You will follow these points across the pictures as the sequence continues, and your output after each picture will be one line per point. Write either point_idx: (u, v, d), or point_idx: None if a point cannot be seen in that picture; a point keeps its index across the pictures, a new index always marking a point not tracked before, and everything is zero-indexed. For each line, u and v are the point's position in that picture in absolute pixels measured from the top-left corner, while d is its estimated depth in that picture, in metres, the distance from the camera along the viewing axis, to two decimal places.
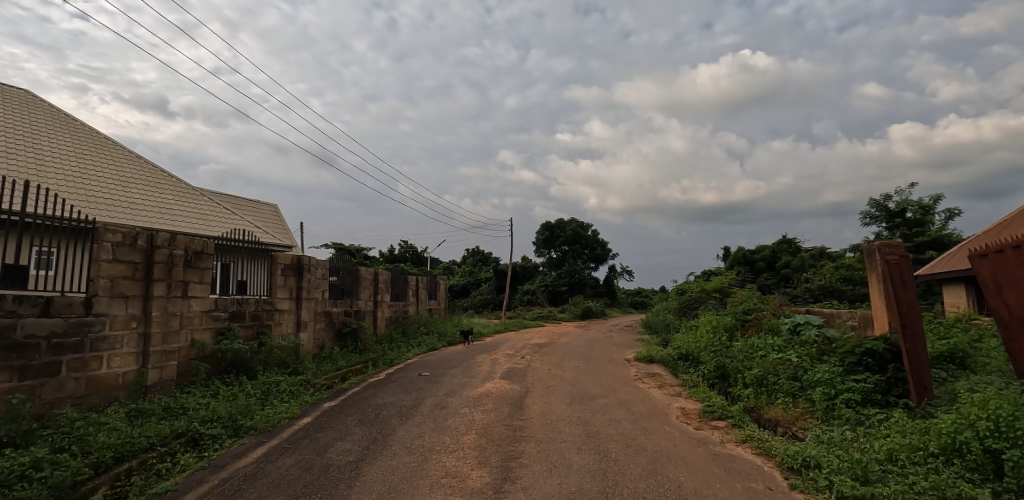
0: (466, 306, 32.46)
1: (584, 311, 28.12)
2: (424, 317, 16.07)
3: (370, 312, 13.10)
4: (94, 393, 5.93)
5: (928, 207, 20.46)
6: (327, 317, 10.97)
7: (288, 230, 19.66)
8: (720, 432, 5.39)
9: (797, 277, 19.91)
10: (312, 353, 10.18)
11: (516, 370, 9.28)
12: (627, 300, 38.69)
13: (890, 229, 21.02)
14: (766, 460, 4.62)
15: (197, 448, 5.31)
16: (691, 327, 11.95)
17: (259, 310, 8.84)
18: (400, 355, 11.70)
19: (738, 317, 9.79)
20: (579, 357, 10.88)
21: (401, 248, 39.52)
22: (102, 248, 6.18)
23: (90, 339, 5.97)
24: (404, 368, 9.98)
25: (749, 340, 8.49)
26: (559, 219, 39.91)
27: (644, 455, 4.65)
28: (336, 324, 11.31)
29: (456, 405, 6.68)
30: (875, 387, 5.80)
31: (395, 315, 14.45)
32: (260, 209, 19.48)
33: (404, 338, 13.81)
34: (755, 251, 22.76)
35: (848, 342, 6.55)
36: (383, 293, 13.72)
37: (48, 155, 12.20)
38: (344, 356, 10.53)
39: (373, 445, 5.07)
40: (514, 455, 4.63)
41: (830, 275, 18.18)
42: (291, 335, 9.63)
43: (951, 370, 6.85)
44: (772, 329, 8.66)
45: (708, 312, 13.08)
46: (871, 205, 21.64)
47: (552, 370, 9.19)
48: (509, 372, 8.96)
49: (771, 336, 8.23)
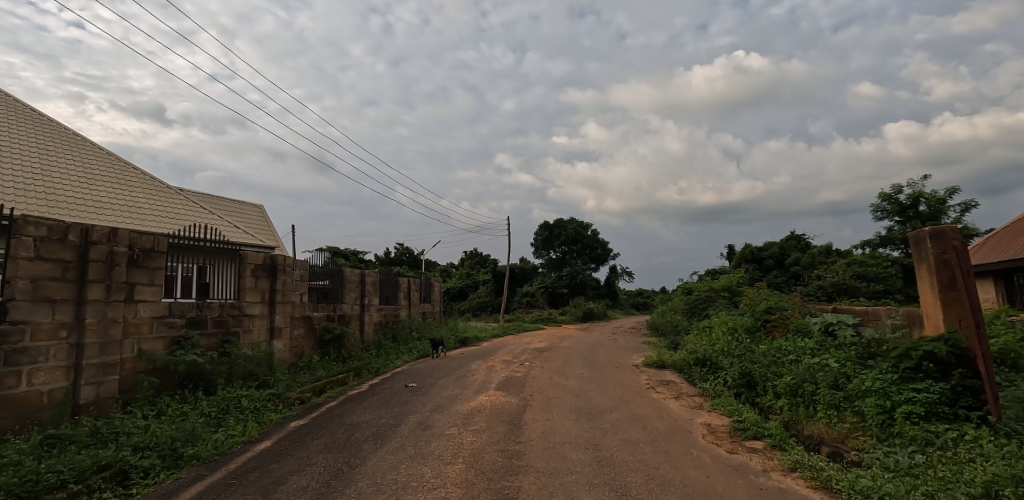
0: (464, 309, 31.46)
1: (585, 313, 27.16)
2: (416, 321, 15.09)
3: (357, 316, 12.10)
4: (8, 416, 4.99)
5: (942, 199, 19.68)
6: (307, 322, 10.00)
7: (274, 232, 18.67)
8: (760, 457, 4.44)
9: (808, 273, 19.01)
10: (288, 362, 9.19)
11: (514, 379, 8.30)
12: (629, 301, 37.68)
13: (902, 222, 20.22)
14: (826, 496, 3.67)
15: (124, 485, 4.37)
16: (703, 329, 11.00)
17: (225, 315, 7.90)
18: (388, 363, 10.72)
19: (758, 316, 8.83)
20: (582, 363, 9.91)
21: (397, 251, 38.72)
22: (22, 244, 5.25)
23: (5, 352, 5.04)
24: (390, 378, 9.00)
25: (775, 342, 7.53)
26: (559, 219, 39.02)
27: (673, 492, 3.69)
28: (318, 329, 10.32)
29: (443, 423, 5.72)
30: (941, 398, 4.85)
31: (385, 320, 13.43)
32: (245, 211, 18.51)
33: (395, 344, 12.79)
34: (763, 247, 21.86)
35: (900, 344, 5.61)
36: (371, 296, 12.71)
37: (7, 149, 11.22)
38: (325, 365, 9.58)
39: (336, 480, 4.11)
40: (508, 496, 3.66)
41: (843, 272, 17.40)
42: (263, 343, 8.65)
43: (1007, 374, 5.88)
44: (799, 330, 7.68)
45: (721, 312, 12.15)
46: (881, 198, 20.89)
47: (555, 379, 8.20)
48: (506, 382, 8.00)
49: (800, 338, 7.26)
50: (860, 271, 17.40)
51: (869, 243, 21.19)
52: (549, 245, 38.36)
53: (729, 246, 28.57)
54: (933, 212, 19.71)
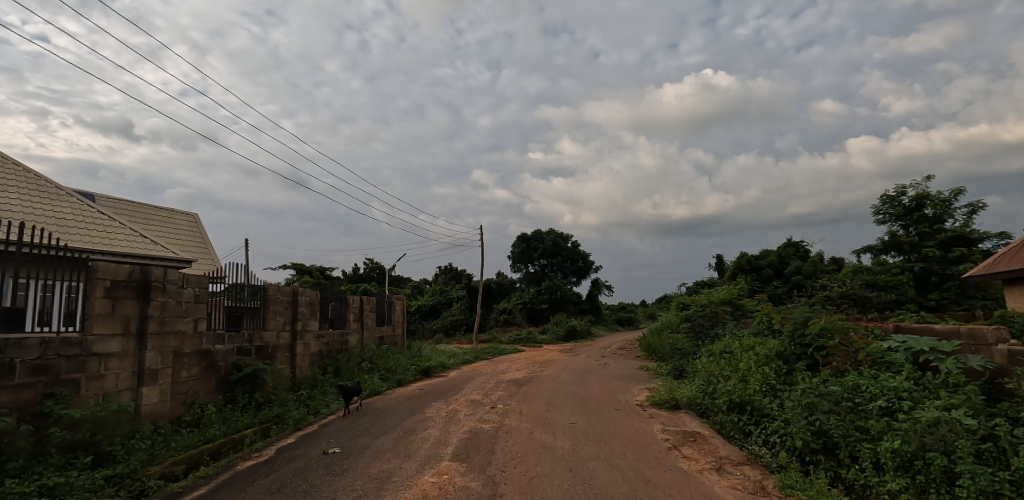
0: (436, 329, 28.94)
1: (568, 331, 24.92)
2: (369, 349, 12.53)
3: (286, 347, 9.47)
4: None
5: (948, 201, 18.15)
6: (204, 359, 7.42)
7: (207, 245, 15.84)
8: None
9: (811, 284, 17.22)
10: (169, 418, 6.64)
11: (479, 437, 5.93)
12: (612, 316, 35.49)
13: (907, 227, 18.59)
14: None
15: None
16: (721, 355, 8.78)
17: (51, 357, 5.41)
18: (318, 410, 8.17)
19: (804, 343, 6.64)
20: (571, 403, 7.63)
21: (365, 268, 36.12)
22: None
23: None
24: (311, 436, 6.52)
25: (845, 379, 5.37)
26: (536, 230, 36.91)
27: None
28: (222, 367, 7.73)
29: None
30: None
31: (327, 349, 10.84)
32: (172, 220, 15.66)
33: (336, 380, 10.20)
34: (759, 256, 19.84)
35: None
36: (306, 320, 10.12)
37: None
38: (226, 418, 7.03)
39: None
40: None
41: (851, 280, 15.54)
42: (125, 394, 6.12)
43: None
44: (874, 361, 5.54)
45: (736, 332, 9.94)
46: (883, 201, 19.34)
47: (537, 435, 5.87)
48: (467, 445, 5.63)
49: (886, 375, 5.12)
50: (869, 280, 15.63)
51: (871, 249, 19.63)
52: (526, 259, 36.24)
53: (717, 256, 26.85)
54: (938, 216, 18.18)
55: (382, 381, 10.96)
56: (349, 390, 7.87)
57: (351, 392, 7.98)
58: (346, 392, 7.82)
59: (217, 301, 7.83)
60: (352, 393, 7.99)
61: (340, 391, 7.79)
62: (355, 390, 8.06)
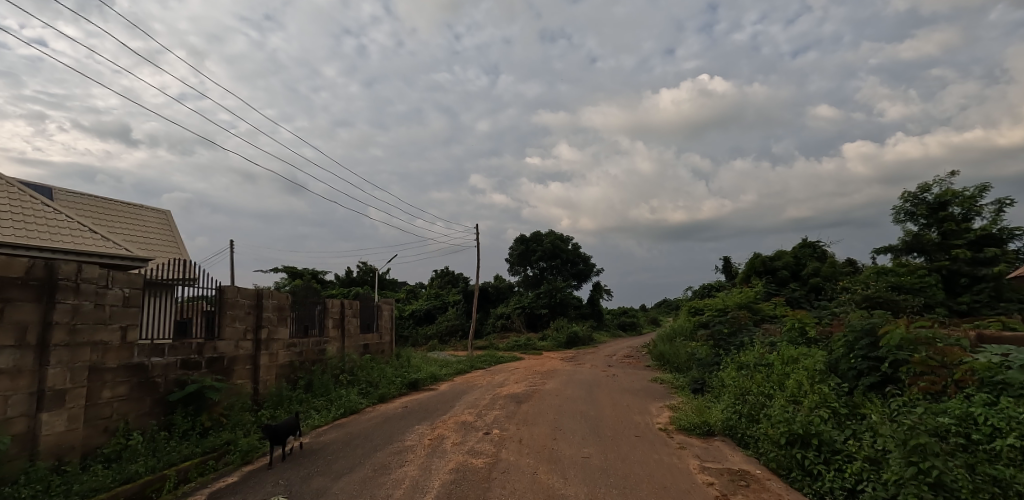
0: (431, 335, 27.57)
1: (569, 337, 23.54)
2: (351, 359, 11.20)
3: (248, 358, 8.14)
4: None
5: (975, 198, 16.65)
6: (136, 375, 6.09)
7: (178, 244, 14.46)
8: None
9: (830, 286, 16.00)
10: (81, 450, 5.32)
11: (466, 479, 4.60)
12: (614, 321, 34.11)
13: (930, 225, 17.05)
14: None
15: None
16: (755, 368, 7.47)
17: None
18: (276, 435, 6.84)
19: (873, 357, 5.36)
20: (582, 428, 6.32)
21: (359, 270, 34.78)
22: None
23: None
24: (258, 473, 5.21)
25: (949, 407, 4.09)
26: (536, 232, 35.72)
27: None
28: (161, 384, 6.40)
29: None
30: None
31: (299, 360, 9.51)
32: (139, 217, 14.25)
33: (308, 396, 8.88)
34: (774, 257, 18.56)
35: None
36: (273, 326, 8.76)
37: None
38: (158, 448, 5.71)
39: None
40: None
41: (876, 282, 14.28)
42: (16, 423, 4.81)
43: None
44: (982, 383, 4.28)
45: (768, 342, 8.62)
46: (904, 199, 18.10)
47: (542, 477, 4.55)
48: (450, 491, 4.32)
49: (1009, 403, 3.86)
50: (894, 282, 14.33)
51: (890, 249, 18.26)
52: (525, 261, 34.97)
53: (725, 258, 25.57)
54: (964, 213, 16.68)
55: (362, 397, 9.63)
56: (279, 429, 5.65)
57: (283, 431, 5.75)
58: (276, 432, 5.62)
59: (190, 305, 7.02)
60: (285, 432, 5.76)
61: (263, 432, 5.54)
62: (288, 428, 5.82)
